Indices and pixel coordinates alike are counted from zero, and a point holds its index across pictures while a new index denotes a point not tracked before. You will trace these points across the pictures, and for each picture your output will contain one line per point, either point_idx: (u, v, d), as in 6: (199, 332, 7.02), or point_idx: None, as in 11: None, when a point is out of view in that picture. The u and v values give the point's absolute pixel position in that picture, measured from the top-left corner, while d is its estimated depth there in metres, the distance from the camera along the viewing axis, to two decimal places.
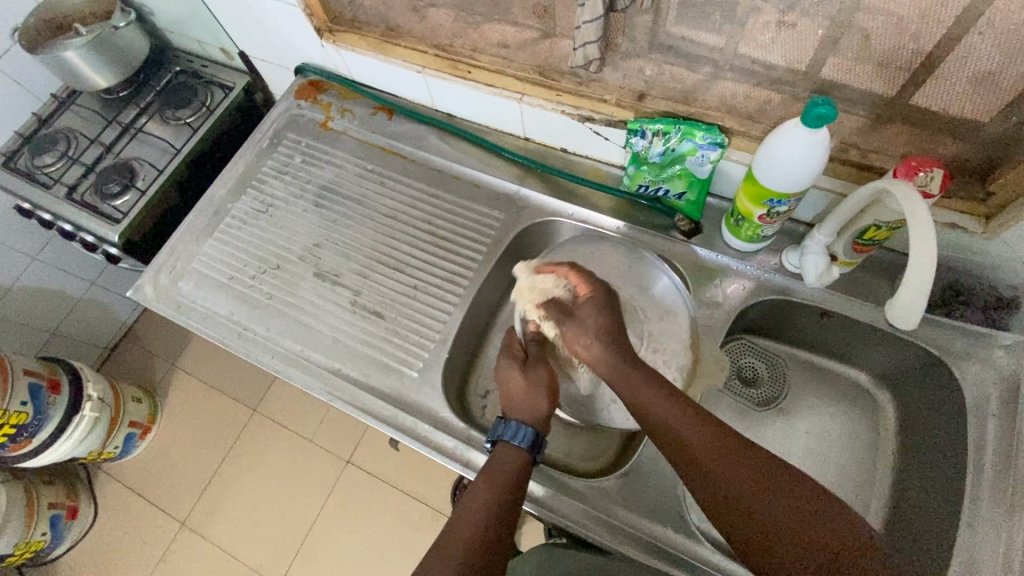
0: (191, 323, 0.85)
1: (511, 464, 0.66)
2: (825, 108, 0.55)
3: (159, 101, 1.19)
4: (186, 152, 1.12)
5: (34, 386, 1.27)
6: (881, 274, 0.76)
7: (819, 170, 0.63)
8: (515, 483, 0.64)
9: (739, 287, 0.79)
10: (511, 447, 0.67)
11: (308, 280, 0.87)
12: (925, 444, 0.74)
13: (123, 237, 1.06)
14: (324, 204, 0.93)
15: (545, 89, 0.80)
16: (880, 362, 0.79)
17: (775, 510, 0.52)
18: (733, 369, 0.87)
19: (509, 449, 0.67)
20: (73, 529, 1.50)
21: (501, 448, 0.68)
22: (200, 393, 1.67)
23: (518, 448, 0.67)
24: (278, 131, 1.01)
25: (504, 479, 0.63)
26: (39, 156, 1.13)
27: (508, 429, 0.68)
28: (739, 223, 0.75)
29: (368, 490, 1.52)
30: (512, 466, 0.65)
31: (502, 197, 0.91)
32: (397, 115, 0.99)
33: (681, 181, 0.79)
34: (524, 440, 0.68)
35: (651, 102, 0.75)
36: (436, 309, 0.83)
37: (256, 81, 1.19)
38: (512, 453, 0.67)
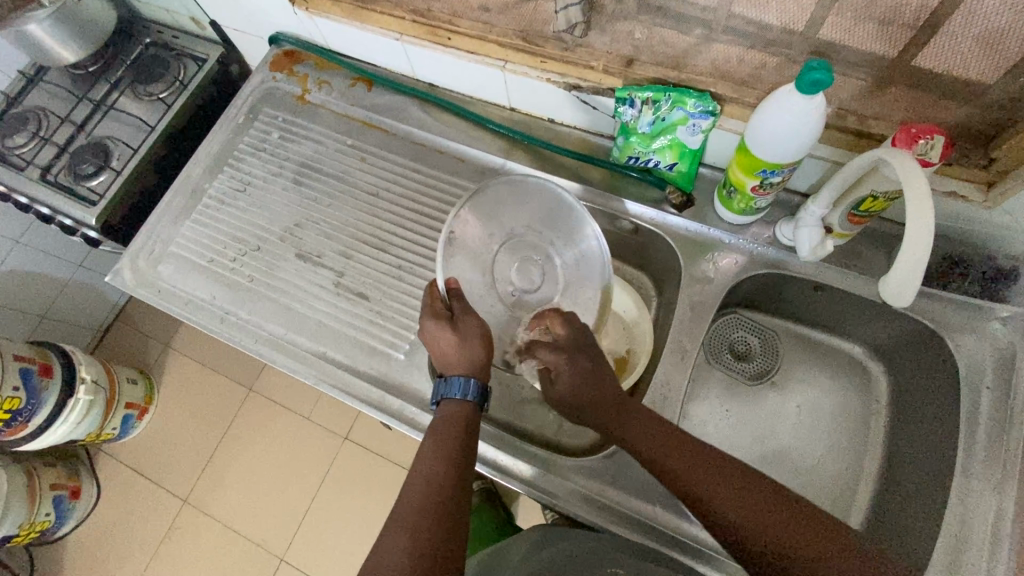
0: (172, 308, 0.83)
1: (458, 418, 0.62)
2: (820, 74, 0.52)
3: (130, 75, 1.14)
4: (161, 129, 1.08)
5: (27, 370, 1.25)
6: (877, 246, 0.73)
7: (815, 139, 0.60)
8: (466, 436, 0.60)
9: (731, 262, 0.77)
10: (454, 403, 0.63)
11: (290, 261, 0.84)
12: (918, 417, 0.73)
13: (101, 220, 1.03)
14: (304, 182, 0.90)
15: (529, 56, 0.76)
16: (873, 334, 0.78)
17: (754, 510, 0.54)
18: (724, 343, 0.86)
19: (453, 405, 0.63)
20: (77, 509, 1.52)
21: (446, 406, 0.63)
22: (195, 373, 1.67)
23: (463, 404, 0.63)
24: (254, 106, 0.97)
25: (452, 435, 0.60)
26: (9, 136, 1.08)
27: (449, 386, 0.63)
28: (731, 195, 0.73)
29: (367, 465, 1.53)
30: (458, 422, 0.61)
31: (488, 171, 0.88)
32: (377, 87, 0.94)
33: (672, 152, 0.76)
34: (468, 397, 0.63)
35: (640, 68, 0.71)
36: (421, 289, 0.81)
37: (230, 52, 1.14)
38: (457, 408, 0.62)
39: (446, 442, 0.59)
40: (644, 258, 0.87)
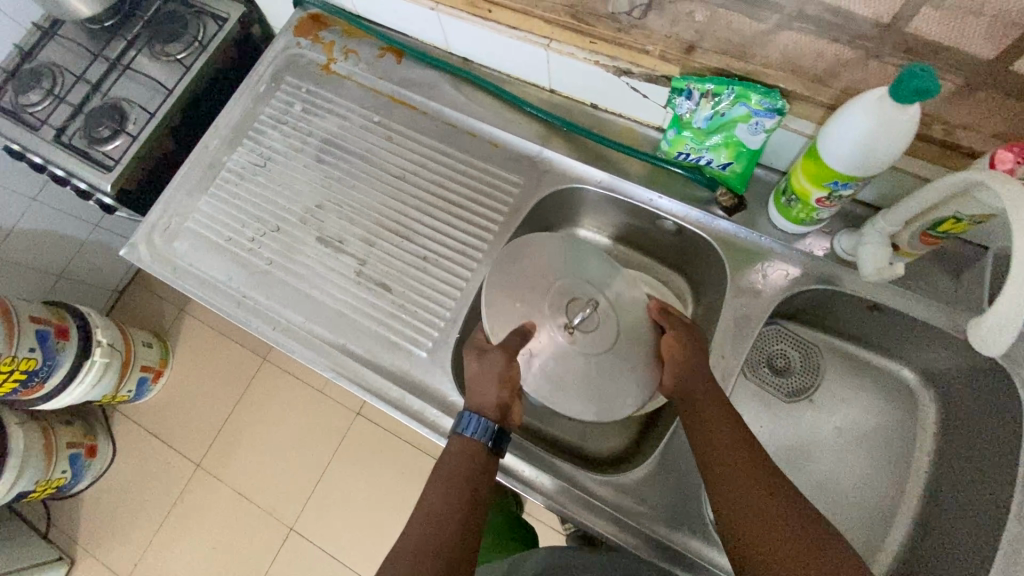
0: (187, 287, 0.80)
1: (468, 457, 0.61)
2: (924, 82, 0.45)
3: (147, 33, 1.08)
4: (178, 93, 1.03)
5: (42, 332, 1.25)
6: (946, 267, 0.67)
7: (898, 152, 0.54)
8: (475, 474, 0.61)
9: (782, 273, 0.72)
10: (461, 438, 0.62)
11: (310, 245, 0.80)
12: (969, 453, 0.68)
13: (116, 187, 0.99)
14: (326, 160, 0.85)
15: (577, 35, 0.69)
16: (928, 360, 0.73)
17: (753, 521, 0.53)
18: (763, 357, 0.81)
19: (460, 440, 0.62)
20: (93, 467, 1.54)
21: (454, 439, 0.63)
22: (210, 339, 1.67)
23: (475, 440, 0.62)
24: (276, 73, 0.91)
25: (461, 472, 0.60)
26: (23, 93, 1.04)
27: (462, 421, 0.62)
28: (791, 203, 0.67)
29: (377, 442, 1.53)
30: (463, 458, 0.61)
31: (523, 158, 0.82)
32: (407, 59, 0.88)
33: (727, 151, 0.70)
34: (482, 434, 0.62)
35: (702, 56, 0.64)
36: (446, 283, 0.77)
37: (251, 12, 1.07)
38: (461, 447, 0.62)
39: (451, 480, 0.60)
40: (684, 261, 0.82)
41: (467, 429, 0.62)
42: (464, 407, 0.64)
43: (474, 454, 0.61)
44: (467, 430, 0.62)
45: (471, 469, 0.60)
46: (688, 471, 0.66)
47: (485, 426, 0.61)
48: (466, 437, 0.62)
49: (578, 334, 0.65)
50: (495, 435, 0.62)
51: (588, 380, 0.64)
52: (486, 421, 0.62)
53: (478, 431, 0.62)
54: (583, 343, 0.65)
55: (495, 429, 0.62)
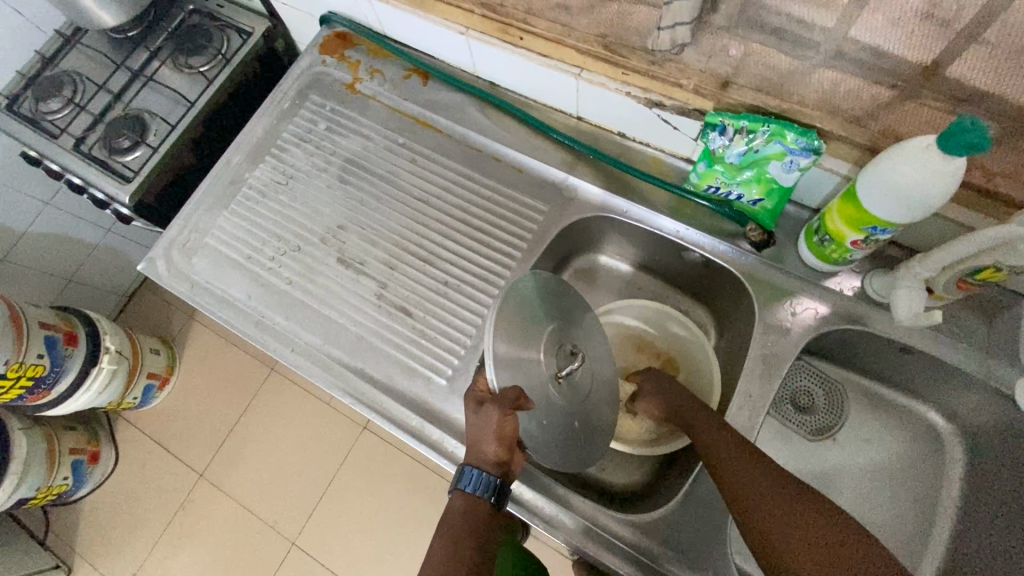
0: (205, 304, 0.79)
1: (466, 514, 0.58)
2: (977, 136, 0.44)
3: (171, 45, 1.08)
4: (200, 106, 1.02)
5: (51, 338, 1.24)
6: (979, 311, 0.66)
7: (940, 202, 0.53)
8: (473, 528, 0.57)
9: (811, 312, 0.70)
10: (462, 495, 0.58)
11: (330, 266, 0.80)
12: (999, 502, 0.67)
13: (134, 198, 0.98)
14: (349, 180, 0.84)
15: (610, 66, 0.69)
16: (955, 404, 0.72)
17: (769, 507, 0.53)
18: (785, 393, 0.80)
19: (460, 496, 0.58)
20: (95, 473, 1.52)
21: (454, 496, 0.59)
22: (218, 347, 1.66)
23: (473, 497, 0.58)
24: (301, 91, 0.91)
25: (458, 528, 0.57)
26: (44, 100, 1.04)
27: (462, 477, 0.59)
28: (823, 244, 0.66)
29: (383, 457, 1.51)
30: (464, 517, 0.57)
31: (548, 185, 0.81)
32: (433, 81, 0.88)
33: (759, 187, 0.69)
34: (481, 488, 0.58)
35: (737, 92, 0.63)
36: (468, 309, 0.76)
37: (276, 27, 1.07)
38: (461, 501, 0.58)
39: (450, 536, 0.56)
40: (708, 293, 0.81)
41: (468, 485, 0.58)
42: (464, 461, 0.60)
43: (477, 512, 0.58)
44: (467, 488, 0.58)
45: (475, 528, 0.57)
46: (712, 513, 0.65)
47: (488, 483, 0.58)
48: (467, 494, 0.58)
49: (563, 387, 0.65)
50: (498, 489, 0.58)
51: (567, 435, 0.64)
52: (486, 477, 0.58)
53: (478, 488, 0.58)
54: (565, 396, 0.65)
55: (497, 485, 0.58)
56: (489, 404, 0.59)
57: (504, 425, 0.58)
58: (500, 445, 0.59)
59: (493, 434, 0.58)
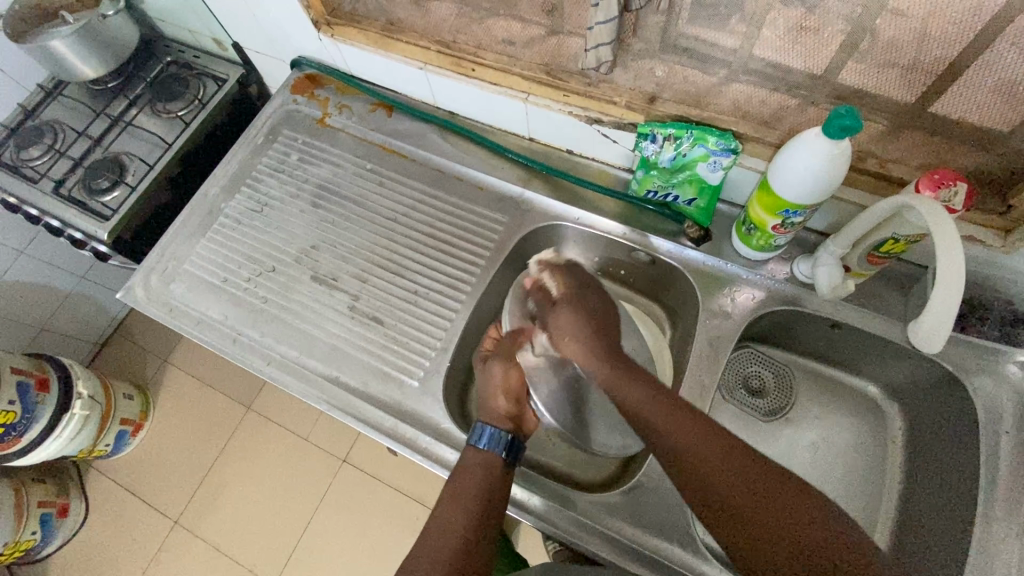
0: (184, 327, 0.82)
1: (479, 472, 0.63)
2: (849, 120, 0.54)
3: (149, 93, 1.15)
4: (177, 146, 1.08)
5: (23, 384, 1.23)
6: (894, 287, 0.74)
7: (837, 183, 0.61)
8: (484, 495, 0.62)
9: (749, 297, 0.78)
10: (478, 451, 0.65)
11: (305, 284, 0.84)
12: (936, 458, 0.72)
13: (113, 235, 1.03)
14: (321, 205, 0.90)
15: (552, 89, 0.77)
16: (889, 374, 0.78)
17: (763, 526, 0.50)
18: (739, 379, 0.86)
19: (477, 453, 0.65)
20: (65, 527, 1.47)
21: (471, 451, 0.65)
22: (192, 389, 1.64)
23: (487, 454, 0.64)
24: (274, 127, 0.98)
25: (472, 492, 0.62)
26: (25, 148, 1.09)
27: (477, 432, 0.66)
28: (750, 232, 0.74)
29: (363, 489, 1.49)
30: (478, 470, 0.63)
31: (507, 199, 0.89)
32: (397, 113, 0.96)
33: (692, 188, 0.77)
34: (491, 445, 0.64)
35: (663, 105, 0.72)
36: (437, 316, 0.81)
37: (250, 73, 1.15)
38: (479, 458, 0.64)
39: (468, 493, 0.62)
40: (659, 290, 0.87)
41: (481, 442, 0.65)
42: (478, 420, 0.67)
43: (491, 469, 0.63)
44: (481, 443, 0.65)
45: (490, 480, 0.63)
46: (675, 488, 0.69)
47: (500, 439, 0.65)
48: (481, 450, 0.64)
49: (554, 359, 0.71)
50: (510, 446, 0.65)
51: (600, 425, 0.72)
52: (499, 433, 0.65)
53: (491, 444, 0.65)
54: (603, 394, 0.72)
55: (507, 441, 0.65)
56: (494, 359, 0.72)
57: (508, 378, 0.71)
58: (508, 399, 0.70)
59: (500, 386, 0.70)
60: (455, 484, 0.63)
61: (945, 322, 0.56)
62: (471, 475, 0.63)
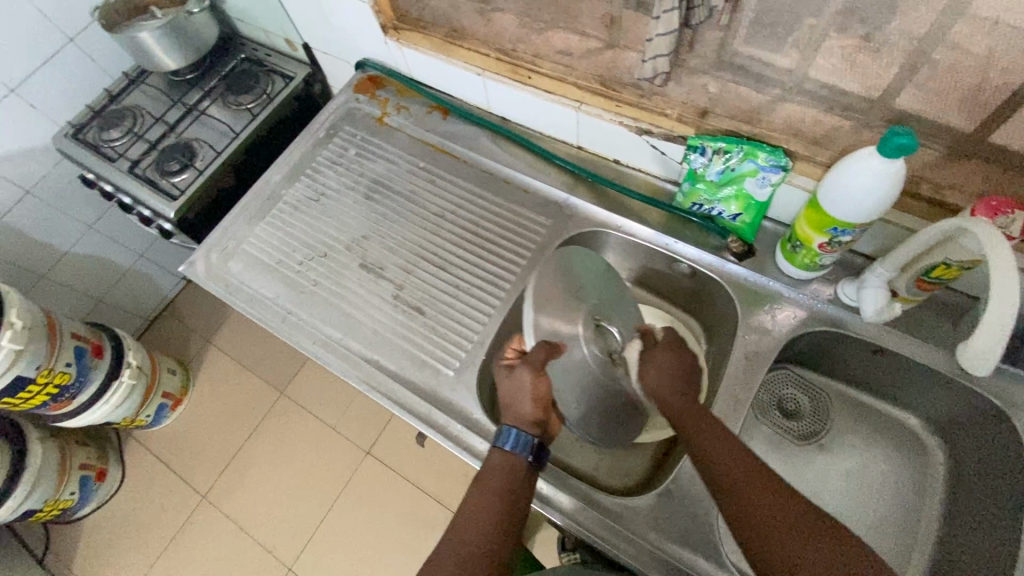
0: (239, 302, 0.87)
1: (501, 471, 0.61)
2: (905, 139, 0.54)
3: (222, 86, 1.23)
4: (244, 136, 1.16)
5: (80, 348, 1.30)
6: (942, 316, 0.73)
7: (890, 202, 0.61)
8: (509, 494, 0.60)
9: (791, 315, 0.77)
10: (502, 452, 0.62)
11: (353, 270, 0.88)
12: (979, 496, 0.70)
13: (178, 214, 1.10)
14: (374, 198, 0.94)
15: (606, 99, 0.80)
16: (931, 406, 0.76)
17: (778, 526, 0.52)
18: (773, 401, 0.85)
19: (500, 454, 0.63)
20: (101, 491, 1.54)
21: (493, 453, 0.63)
22: (231, 371, 1.71)
23: (510, 454, 0.62)
24: (335, 123, 1.03)
25: (496, 489, 0.60)
26: (107, 130, 1.18)
27: (502, 436, 0.63)
28: (796, 249, 0.74)
29: (383, 481, 1.51)
30: (504, 473, 0.61)
31: (551, 204, 0.91)
32: (451, 116, 1.00)
33: (738, 203, 0.78)
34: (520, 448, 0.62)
35: (714, 119, 0.74)
36: (476, 311, 0.83)
37: (315, 73, 1.22)
38: (504, 457, 0.62)
39: (491, 491, 0.60)
40: (697, 303, 0.88)
41: (507, 444, 0.62)
42: (503, 422, 0.64)
43: (514, 469, 0.61)
44: (507, 445, 0.62)
45: (515, 484, 0.61)
46: (701, 499, 0.68)
47: (526, 442, 0.62)
48: (506, 453, 0.62)
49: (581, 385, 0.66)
50: (537, 450, 0.63)
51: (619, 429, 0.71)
52: (526, 436, 0.62)
53: (517, 446, 0.62)
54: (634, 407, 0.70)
55: (534, 444, 0.62)
56: (521, 366, 0.63)
57: (538, 386, 0.63)
58: (536, 406, 0.64)
59: (529, 394, 0.63)
60: (477, 484, 0.61)
61: (995, 345, 0.57)
62: (493, 474, 0.61)
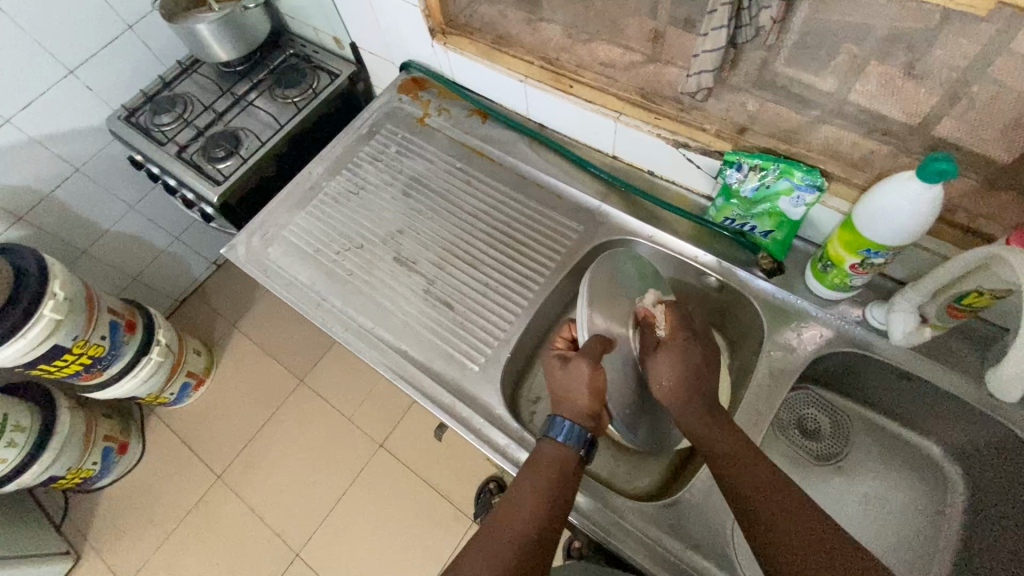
0: (276, 286, 0.90)
1: (552, 463, 0.62)
2: (945, 164, 0.55)
3: (270, 79, 1.28)
4: (287, 128, 1.20)
5: (115, 323, 1.35)
6: (971, 345, 0.73)
7: (926, 226, 0.62)
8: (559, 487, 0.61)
9: (816, 334, 0.78)
10: (555, 444, 0.63)
11: (387, 263, 0.91)
12: (999, 528, 0.69)
13: (221, 198, 1.14)
14: (412, 194, 0.97)
15: (644, 111, 0.81)
16: (954, 436, 0.76)
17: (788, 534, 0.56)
18: (793, 419, 0.87)
19: (553, 446, 0.63)
20: (121, 463, 1.58)
21: (546, 444, 0.64)
22: (254, 356, 1.75)
23: (562, 446, 0.63)
24: (378, 121, 1.07)
25: (547, 481, 0.61)
26: (159, 114, 1.23)
27: (556, 425, 0.64)
28: (826, 268, 0.74)
29: (394, 475, 1.53)
30: (555, 466, 0.62)
31: (583, 210, 0.93)
32: (490, 119, 1.03)
33: (771, 220, 0.79)
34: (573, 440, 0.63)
35: (753, 136, 0.75)
36: (504, 309, 0.85)
37: (360, 72, 1.26)
38: (556, 450, 0.63)
39: (541, 482, 0.61)
40: (723, 317, 0.89)
41: (560, 435, 0.63)
42: (555, 412, 0.65)
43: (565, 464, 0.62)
44: (560, 437, 0.63)
45: (564, 479, 0.61)
46: (718, 509, 0.69)
47: (579, 435, 0.63)
48: (558, 444, 0.63)
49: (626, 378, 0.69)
50: (588, 445, 0.64)
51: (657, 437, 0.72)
52: (577, 427, 0.63)
53: (569, 438, 0.63)
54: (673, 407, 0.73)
55: (587, 438, 0.63)
56: (579, 358, 0.65)
57: (597, 378, 0.64)
58: (594, 400, 0.64)
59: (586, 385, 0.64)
60: (527, 474, 0.62)
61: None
62: (544, 466, 0.62)
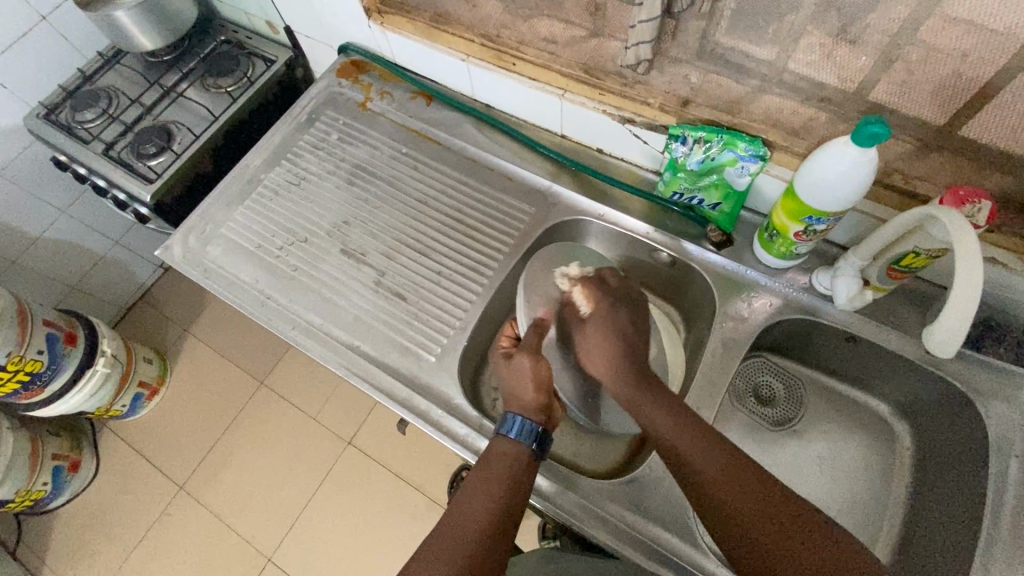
0: (217, 287, 0.86)
1: (504, 459, 0.62)
2: (877, 127, 0.55)
3: (201, 68, 1.20)
4: (223, 119, 1.13)
5: (53, 336, 1.27)
6: (911, 304, 0.75)
7: (864, 190, 0.62)
8: (512, 481, 0.60)
9: (767, 304, 0.79)
10: (508, 440, 0.63)
11: (334, 256, 0.87)
12: (943, 478, 0.72)
13: (155, 197, 1.08)
14: (356, 183, 0.93)
15: (590, 87, 0.80)
16: (899, 393, 0.78)
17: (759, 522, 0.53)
18: (749, 387, 0.87)
19: (506, 442, 0.63)
20: (74, 482, 1.51)
21: (499, 441, 0.64)
22: (210, 360, 1.68)
23: (513, 441, 0.63)
24: (317, 107, 1.02)
25: (498, 476, 0.60)
26: (80, 111, 1.15)
27: (508, 421, 0.64)
28: (773, 238, 0.75)
29: (364, 471, 1.51)
30: (506, 462, 0.62)
31: (535, 191, 0.91)
32: (435, 102, 0.99)
33: (717, 192, 0.79)
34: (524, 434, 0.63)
35: (695, 109, 0.75)
36: (458, 297, 0.83)
37: (298, 57, 1.20)
38: (508, 445, 0.63)
39: (492, 478, 0.60)
40: (677, 292, 0.89)
41: (511, 430, 0.63)
42: (508, 409, 0.66)
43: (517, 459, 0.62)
44: (513, 433, 0.64)
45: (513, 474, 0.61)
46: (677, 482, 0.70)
47: (531, 430, 0.63)
48: (512, 440, 0.63)
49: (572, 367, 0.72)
50: (540, 439, 0.64)
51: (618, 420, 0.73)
52: (526, 422, 0.64)
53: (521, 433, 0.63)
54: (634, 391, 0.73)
55: (539, 432, 0.63)
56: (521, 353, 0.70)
57: (539, 369, 0.69)
58: (538, 392, 0.68)
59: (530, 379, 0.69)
60: (479, 472, 0.61)
61: (961, 323, 0.57)
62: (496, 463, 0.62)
